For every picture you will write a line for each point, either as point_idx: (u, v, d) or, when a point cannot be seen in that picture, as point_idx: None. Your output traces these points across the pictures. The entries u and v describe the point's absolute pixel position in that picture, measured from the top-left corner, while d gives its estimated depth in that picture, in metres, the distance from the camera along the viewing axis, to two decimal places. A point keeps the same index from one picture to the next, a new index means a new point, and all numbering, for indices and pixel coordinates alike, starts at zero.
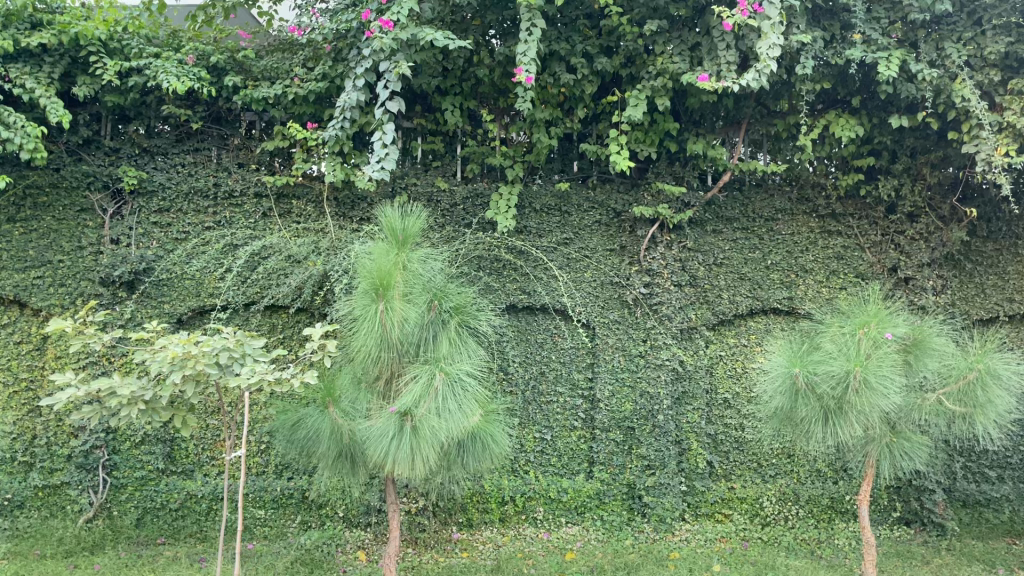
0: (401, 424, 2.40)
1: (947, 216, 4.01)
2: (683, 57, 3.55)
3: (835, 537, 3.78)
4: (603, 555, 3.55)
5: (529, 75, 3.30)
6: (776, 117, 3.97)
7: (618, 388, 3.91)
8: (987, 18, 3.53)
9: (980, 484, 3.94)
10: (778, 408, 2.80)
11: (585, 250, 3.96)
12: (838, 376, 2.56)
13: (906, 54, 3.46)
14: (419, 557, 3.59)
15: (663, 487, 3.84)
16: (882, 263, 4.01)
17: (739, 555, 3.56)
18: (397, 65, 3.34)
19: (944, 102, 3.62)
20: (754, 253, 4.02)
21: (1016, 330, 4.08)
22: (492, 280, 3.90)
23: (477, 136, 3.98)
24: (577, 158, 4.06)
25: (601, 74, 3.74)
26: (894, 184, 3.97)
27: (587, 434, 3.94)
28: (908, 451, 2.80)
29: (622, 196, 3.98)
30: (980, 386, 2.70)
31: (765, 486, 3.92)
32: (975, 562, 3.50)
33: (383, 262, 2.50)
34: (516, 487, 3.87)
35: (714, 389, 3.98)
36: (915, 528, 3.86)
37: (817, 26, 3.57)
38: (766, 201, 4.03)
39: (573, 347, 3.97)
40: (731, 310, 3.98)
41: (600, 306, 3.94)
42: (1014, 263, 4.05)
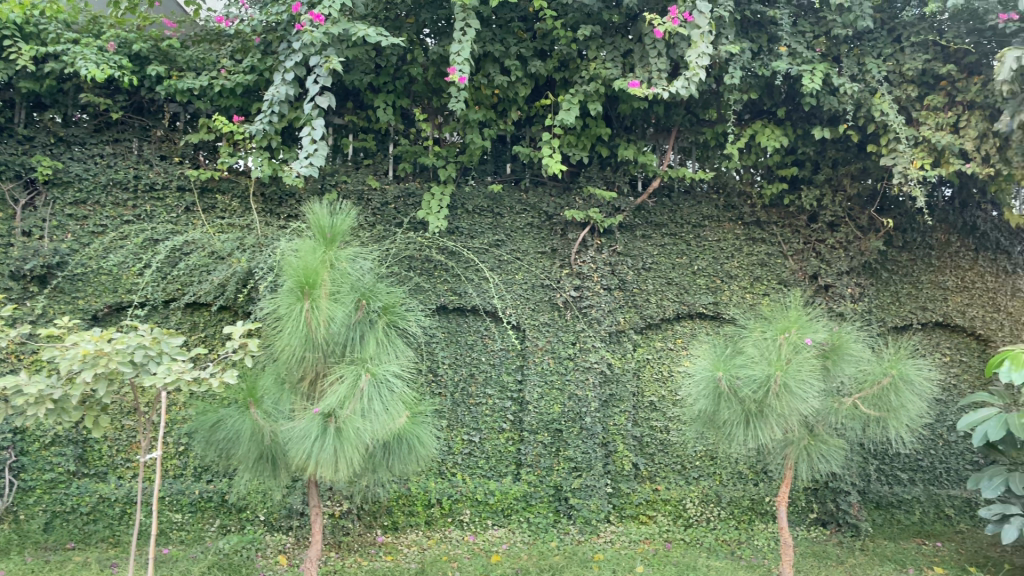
0: (324, 426, 2.35)
1: (865, 226, 4.15)
2: (616, 63, 3.59)
3: (755, 537, 3.86)
4: (528, 558, 3.54)
5: (463, 74, 3.28)
6: (704, 125, 4.05)
7: (547, 390, 3.92)
8: (905, 36, 3.67)
9: (892, 485, 4.10)
10: (702, 412, 2.86)
11: (517, 252, 3.97)
12: (760, 380, 2.62)
13: (829, 68, 3.56)
14: (342, 561, 3.54)
15: (589, 488, 3.86)
16: (803, 271, 4.13)
17: (661, 556, 3.60)
18: (328, 60, 3.28)
19: (865, 116, 3.74)
20: (682, 259, 4.08)
21: (928, 337, 4.25)
22: (423, 281, 3.88)
23: (409, 135, 3.95)
24: (511, 160, 4.07)
25: (534, 78, 3.76)
26: (816, 194, 4.08)
27: (515, 436, 3.95)
28: (825, 454, 2.88)
29: (554, 199, 4.00)
30: (893, 391, 2.80)
31: (688, 488, 3.99)
32: (887, 561, 3.60)
33: (309, 260, 2.46)
34: (443, 490, 3.84)
35: (641, 393, 4.04)
36: (831, 528, 3.97)
37: (746, 37, 3.66)
38: (694, 208, 4.11)
39: (503, 349, 3.97)
40: (659, 314, 4.04)
41: (530, 308, 3.95)
42: (927, 273, 4.21)
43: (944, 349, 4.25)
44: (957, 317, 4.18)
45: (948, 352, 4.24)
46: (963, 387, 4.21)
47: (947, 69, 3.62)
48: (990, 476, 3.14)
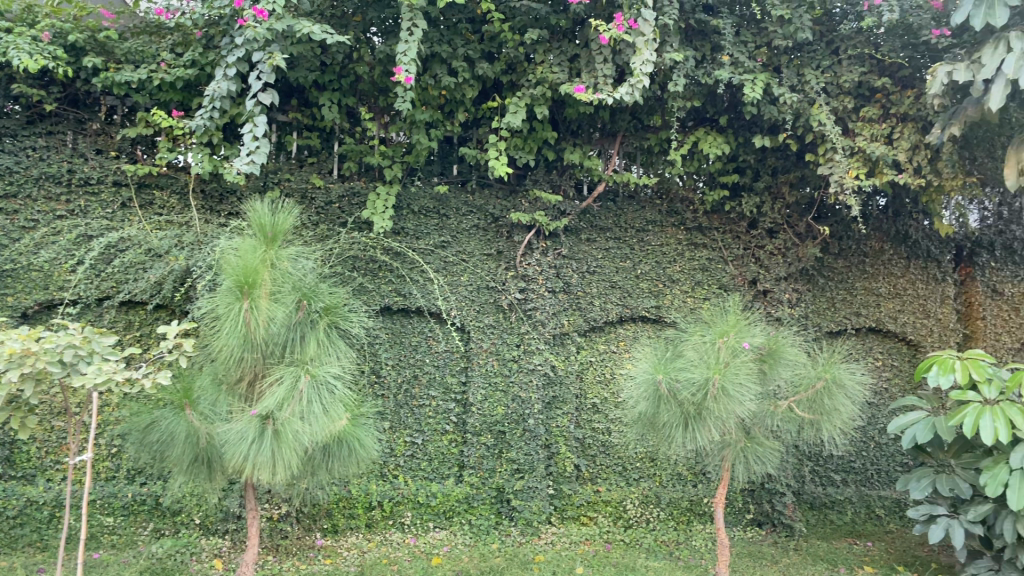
0: (261, 428, 2.31)
1: (803, 233, 4.25)
2: (563, 68, 3.62)
3: (693, 537, 3.92)
4: (469, 560, 3.54)
5: (410, 75, 3.26)
6: (649, 131, 4.10)
7: (490, 392, 3.92)
8: (843, 48, 3.77)
9: (826, 486, 4.21)
10: (642, 414, 2.90)
11: (462, 254, 3.96)
12: (699, 383, 2.67)
13: (770, 78, 3.64)
14: (280, 564, 3.48)
15: (531, 490, 3.88)
16: (743, 276, 4.21)
17: (602, 557, 3.63)
18: (272, 57, 3.23)
19: (803, 125, 3.83)
20: (625, 262, 4.12)
21: (862, 342, 4.37)
22: (366, 281, 3.84)
23: (355, 134, 3.92)
24: (457, 161, 4.06)
25: (482, 80, 3.76)
26: (756, 201, 4.17)
27: (458, 438, 3.95)
28: (761, 455, 2.94)
29: (500, 202, 4.01)
30: (827, 395, 2.88)
31: (628, 489, 4.03)
32: (820, 561, 3.68)
33: (249, 259, 2.41)
34: (384, 492, 3.82)
35: (584, 394, 4.08)
36: (766, 529, 4.06)
37: (689, 46, 3.72)
38: (637, 213, 4.16)
39: (447, 351, 3.96)
40: (602, 317, 4.08)
41: (475, 310, 3.95)
42: (862, 280, 4.34)
43: (876, 354, 4.37)
44: (889, 322, 4.32)
45: (879, 357, 4.37)
46: (894, 391, 4.34)
47: (881, 82, 3.74)
48: (918, 477, 3.23)
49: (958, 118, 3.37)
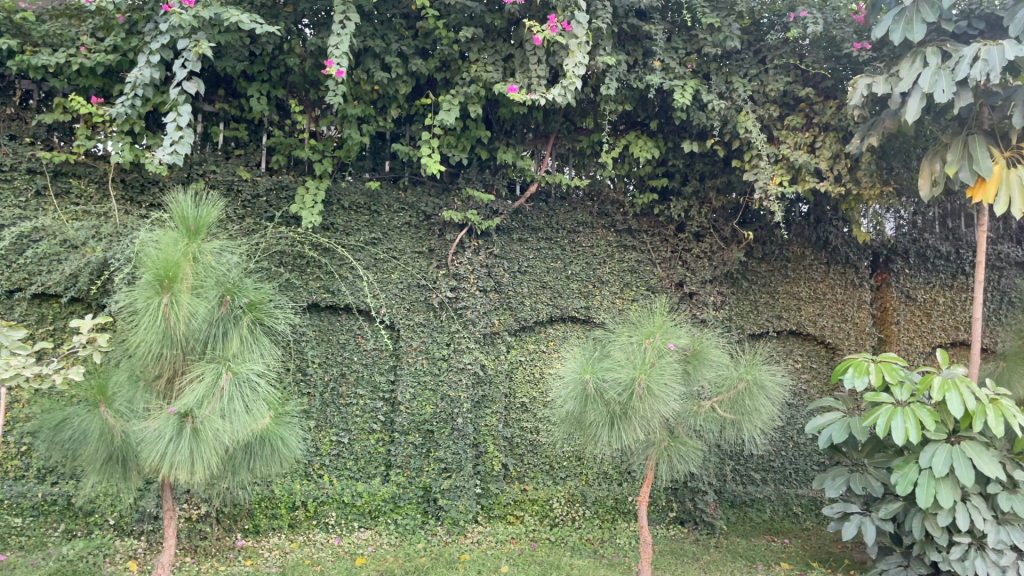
0: (180, 426, 2.24)
1: (728, 237, 4.35)
2: (497, 67, 3.61)
3: (617, 535, 3.97)
4: (394, 560, 3.51)
5: (341, 68, 3.21)
6: (581, 133, 4.14)
7: (419, 391, 3.91)
8: (769, 58, 3.87)
9: (746, 485, 4.32)
10: (569, 413, 2.92)
11: (393, 251, 3.93)
12: (625, 382, 2.70)
13: (699, 84, 3.72)
14: (198, 566, 3.39)
15: (458, 489, 3.88)
16: (670, 278, 4.28)
17: (527, 555, 3.65)
18: (197, 45, 3.14)
19: (730, 132, 3.92)
20: (556, 263, 4.15)
21: (783, 345, 4.50)
22: (294, 277, 3.78)
23: (284, 127, 3.85)
24: (389, 158, 4.02)
25: (415, 76, 3.72)
26: (684, 205, 4.26)
27: (386, 437, 3.91)
28: (683, 455, 2.99)
29: (432, 199, 3.98)
30: (749, 396, 2.95)
31: (555, 488, 4.06)
32: (738, 558, 3.77)
33: (170, 252, 2.34)
34: (309, 492, 3.76)
35: (513, 394, 4.09)
36: (688, 527, 4.13)
37: (622, 50, 3.76)
38: (569, 214, 4.18)
39: (375, 349, 3.93)
40: (532, 316, 4.09)
41: (405, 309, 3.93)
42: (784, 284, 4.46)
43: (796, 357, 4.51)
44: (809, 325, 4.46)
45: (799, 359, 4.51)
46: (813, 392, 4.48)
47: (805, 92, 3.85)
48: (833, 476, 3.33)
49: (876, 129, 3.48)
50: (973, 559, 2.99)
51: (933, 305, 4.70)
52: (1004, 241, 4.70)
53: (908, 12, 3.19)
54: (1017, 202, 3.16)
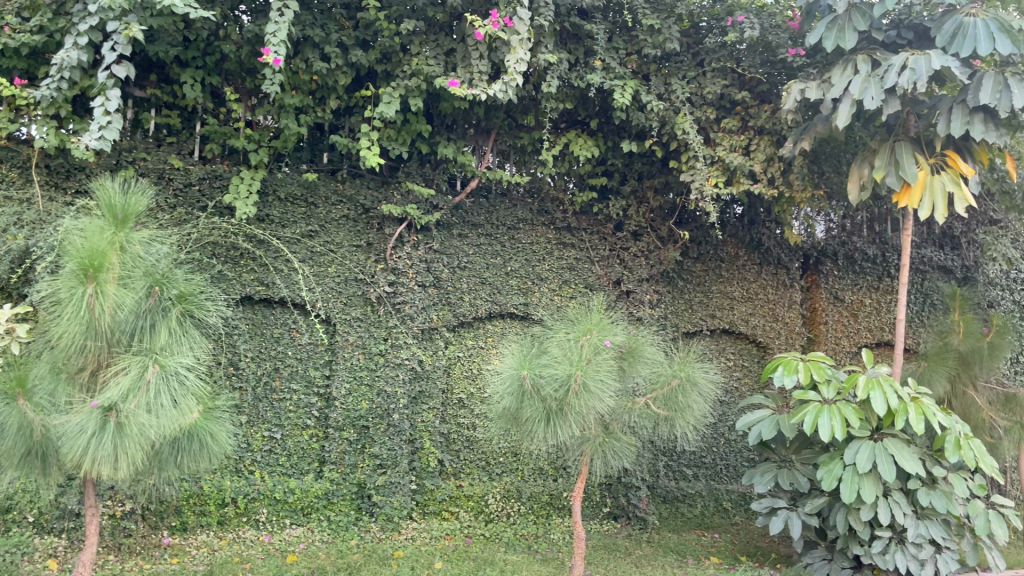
0: (103, 421, 2.17)
1: (665, 237, 4.42)
2: (438, 61, 3.59)
3: (551, 531, 4.00)
4: (325, 557, 3.47)
5: (278, 57, 3.14)
6: (523, 130, 4.14)
7: (355, 386, 3.86)
8: (708, 61, 3.94)
9: (679, 481, 4.41)
10: (506, 409, 2.92)
11: (331, 244, 3.88)
12: (561, 379, 2.72)
13: (639, 85, 3.76)
14: (122, 564, 3.30)
15: (393, 486, 3.85)
16: (608, 276, 4.31)
17: (460, 552, 3.64)
18: (128, 27, 3.04)
19: (668, 133, 3.97)
20: (496, 259, 4.14)
21: (716, 343, 4.59)
22: (227, 269, 3.70)
23: (219, 115, 3.76)
24: (328, 149, 3.96)
25: (355, 67, 3.67)
26: (622, 204, 4.31)
27: (320, 433, 3.87)
28: (618, 450, 3.02)
29: (371, 193, 3.93)
30: (681, 392, 3.00)
31: (490, 484, 4.06)
32: (670, 552, 3.83)
33: (95, 241, 2.26)
34: (239, 489, 3.68)
35: (450, 390, 4.08)
36: (621, 522, 4.18)
37: (564, 48, 3.77)
38: (509, 211, 4.19)
39: (310, 344, 3.88)
40: (471, 312, 4.08)
41: (341, 303, 3.88)
42: (717, 284, 4.54)
43: (728, 355, 4.60)
44: (741, 324, 4.55)
45: (731, 358, 4.60)
46: (744, 389, 4.58)
47: (741, 96, 3.93)
48: (761, 471, 3.42)
49: (808, 133, 3.57)
50: (893, 553, 3.10)
51: (860, 306, 4.83)
52: (927, 245, 4.87)
53: (841, 20, 3.27)
54: (940, 208, 3.27)
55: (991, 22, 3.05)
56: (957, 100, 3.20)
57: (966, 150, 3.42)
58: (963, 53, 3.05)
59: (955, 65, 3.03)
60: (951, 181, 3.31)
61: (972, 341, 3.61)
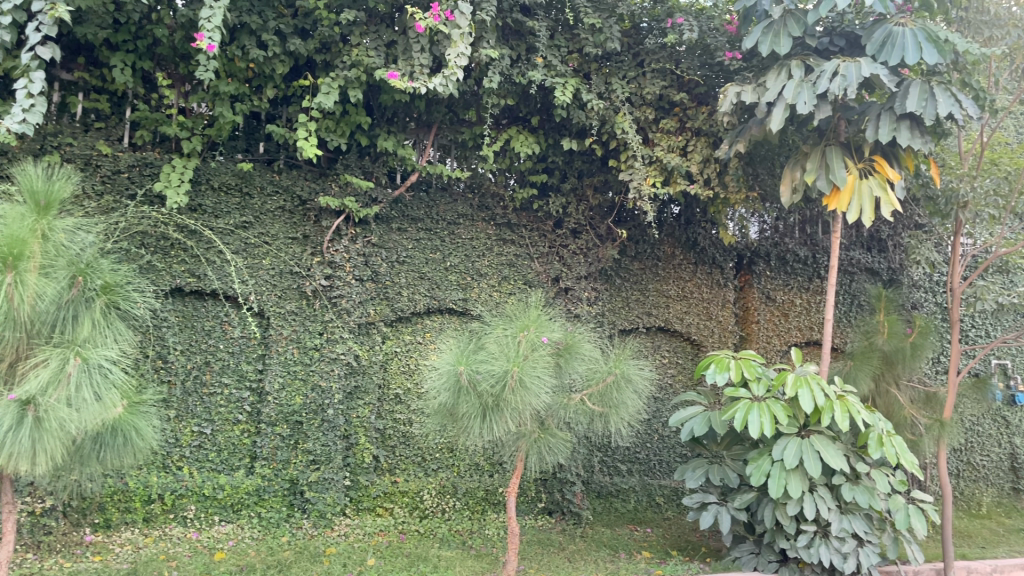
0: (20, 416, 2.08)
1: (603, 235, 4.45)
2: (379, 52, 3.55)
3: (486, 527, 4.00)
4: (255, 554, 3.41)
5: (212, 43, 3.06)
6: (464, 125, 4.14)
7: (289, 381, 3.80)
8: (648, 61, 3.98)
9: (613, 476, 4.46)
10: (442, 405, 2.91)
11: (265, 236, 3.80)
12: (498, 375, 2.72)
13: (580, 83, 3.78)
14: (41, 563, 3.19)
15: (326, 482, 3.80)
16: (547, 273, 4.33)
17: (394, 548, 3.61)
18: (53, 7, 2.92)
19: (607, 132, 4.01)
20: (435, 254, 4.12)
21: (651, 340, 4.66)
22: (156, 259, 3.60)
23: (150, 101, 3.66)
24: (264, 139, 3.88)
25: (294, 56, 3.60)
26: (562, 201, 4.33)
27: (252, 429, 3.79)
28: (553, 447, 3.04)
29: (308, 184, 3.87)
30: (616, 389, 3.04)
31: (426, 479, 4.05)
32: (603, 546, 3.88)
33: (15, 229, 2.16)
34: (166, 485, 3.59)
35: (387, 385, 4.04)
36: (555, 517, 4.22)
37: (506, 44, 3.76)
38: (449, 206, 4.16)
39: (242, 337, 3.80)
40: (409, 307, 4.06)
41: (276, 296, 3.81)
42: (654, 282, 4.60)
43: (663, 352, 4.67)
44: (676, 322, 4.62)
45: (666, 355, 4.67)
46: (678, 386, 4.66)
47: (680, 97, 3.99)
48: (693, 467, 3.49)
49: (743, 136, 3.63)
50: (818, 546, 3.19)
51: (791, 306, 4.95)
52: (855, 247, 5.02)
53: (777, 26, 3.34)
54: (867, 212, 3.35)
55: (918, 31, 3.16)
56: (885, 107, 3.30)
57: (893, 156, 3.52)
58: (891, 61, 3.15)
59: (884, 72, 3.13)
60: (877, 186, 3.39)
61: (896, 341, 3.74)
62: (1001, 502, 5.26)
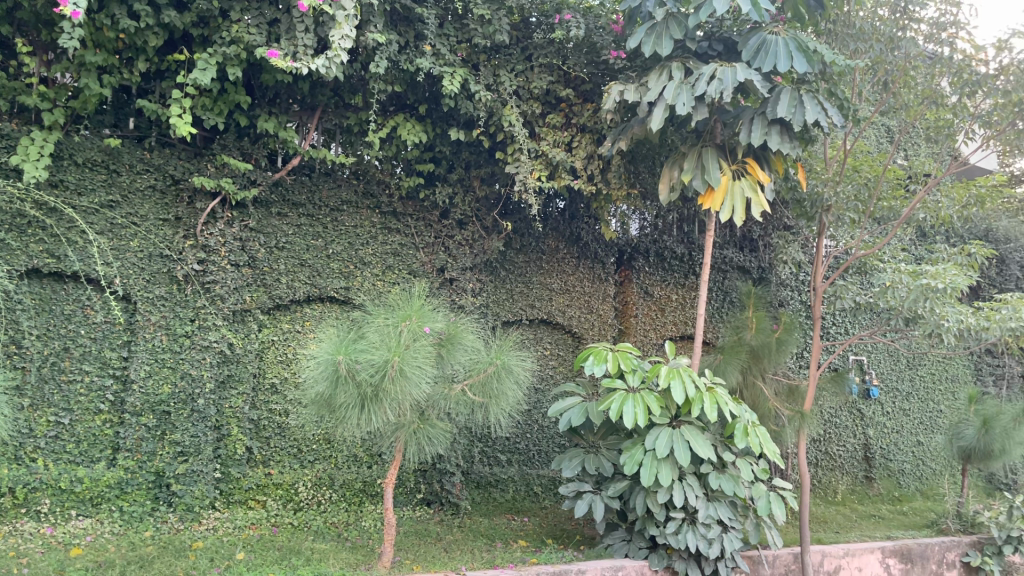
0: None
1: (489, 227, 4.45)
2: (260, 30, 3.42)
3: (363, 519, 3.95)
4: (115, 550, 3.25)
5: (76, 10, 2.86)
6: (349, 110, 4.05)
7: (156, 369, 3.63)
8: (535, 56, 4.02)
9: (493, 466, 4.49)
10: (319, 395, 2.84)
11: (133, 216, 3.62)
12: (378, 365, 2.69)
13: (468, 74, 3.77)
14: None
15: (195, 474, 3.66)
16: (432, 263, 4.31)
17: (265, 541, 3.52)
18: None
19: (495, 124, 4.03)
20: (316, 241, 4.03)
21: (533, 332, 4.70)
22: (11, 238, 3.38)
23: (8, 69, 3.41)
24: (135, 114, 3.67)
25: (168, 29, 3.42)
26: (449, 191, 4.30)
27: (114, 419, 3.61)
28: (431, 437, 3.03)
29: (182, 163, 3.70)
30: (496, 379, 3.06)
31: (302, 471, 3.95)
32: (480, 536, 3.90)
33: None
34: (18, 478, 3.38)
35: (262, 374, 3.92)
36: (434, 508, 4.21)
37: (394, 29, 3.70)
38: (333, 191, 4.07)
39: (106, 323, 3.61)
40: (288, 295, 3.95)
41: (144, 280, 3.63)
42: (538, 275, 4.66)
43: (545, 344, 4.73)
44: (559, 315, 4.69)
45: (548, 347, 4.74)
46: (558, 376, 4.73)
47: (566, 93, 4.05)
48: (569, 457, 3.54)
49: (625, 134, 3.71)
50: (685, 533, 3.31)
51: (667, 301, 5.12)
52: (729, 246, 5.23)
53: (659, 28, 3.43)
54: (739, 212, 3.49)
55: (790, 40, 3.31)
56: (757, 112, 3.45)
57: (764, 159, 3.70)
58: (764, 68, 3.29)
59: (757, 78, 3.27)
60: (749, 187, 3.54)
61: (762, 336, 3.92)
62: (854, 489, 5.61)
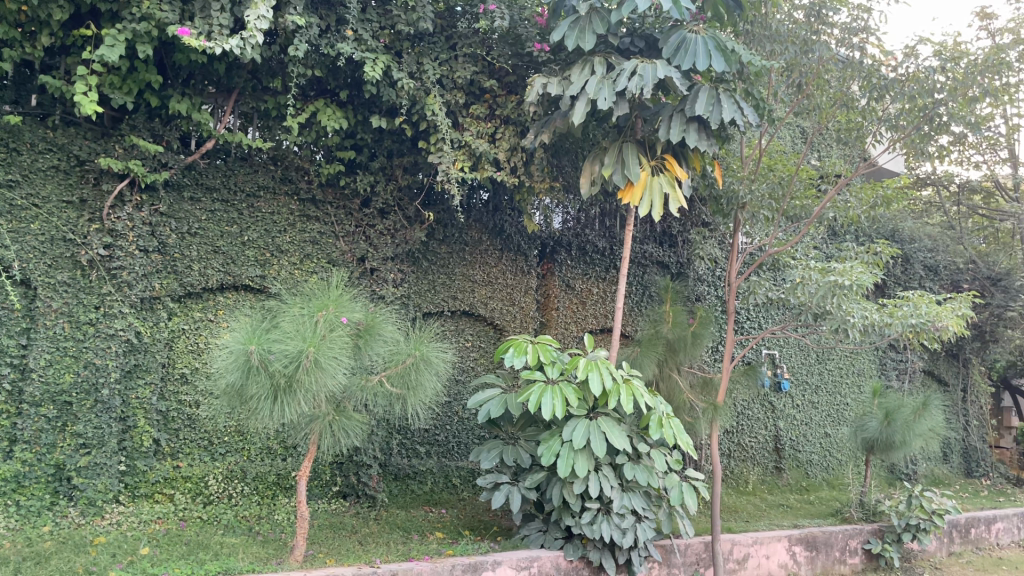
0: None
1: (412, 216, 4.41)
2: (173, 8, 3.29)
3: (275, 512, 3.88)
4: (10, 546, 3.10)
5: None
6: (268, 93, 3.94)
7: (57, 358, 3.48)
8: (460, 45, 4.00)
9: (411, 458, 4.44)
10: (229, 386, 2.76)
11: (34, 197, 3.45)
12: (292, 355, 2.63)
13: (391, 61, 3.71)
14: None
15: (98, 467, 3.52)
16: (352, 253, 4.24)
17: (172, 536, 3.41)
18: None
19: (417, 113, 3.98)
20: (231, 227, 3.92)
21: (455, 324, 4.67)
22: None
23: None
24: (37, 90, 3.50)
25: (75, 3, 3.27)
26: (370, 180, 4.24)
27: (12, 410, 3.43)
28: (347, 428, 2.98)
29: (87, 143, 3.55)
30: (414, 370, 3.03)
31: (213, 464, 3.82)
32: (396, 529, 3.87)
33: None
34: None
35: (171, 363, 3.78)
36: (350, 500, 4.17)
37: (314, 13, 3.62)
38: (249, 176, 3.97)
39: (3, 309, 3.43)
40: (200, 282, 3.83)
41: (45, 264, 3.47)
42: (461, 267, 4.64)
43: (466, 336, 4.70)
44: (480, 307, 4.68)
45: (469, 338, 4.71)
46: (478, 369, 4.71)
47: (490, 84, 4.04)
48: (488, 448, 3.53)
49: (547, 127, 3.72)
50: (600, 522, 3.35)
51: (588, 294, 5.17)
52: (648, 241, 5.32)
53: (582, 22, 3.45)
54: (657, 206, 3.53)
55: (709, 40, 3.38)
56: (677, 108, 3.49)
57: (683, 155, 3.75)
58: (684, 66, 3.34)
59: (676, 75, 3.32)
60: (667, 183, 3.60)
61: (679, 330, 3.99)
62: (764, 479, 5.78)
